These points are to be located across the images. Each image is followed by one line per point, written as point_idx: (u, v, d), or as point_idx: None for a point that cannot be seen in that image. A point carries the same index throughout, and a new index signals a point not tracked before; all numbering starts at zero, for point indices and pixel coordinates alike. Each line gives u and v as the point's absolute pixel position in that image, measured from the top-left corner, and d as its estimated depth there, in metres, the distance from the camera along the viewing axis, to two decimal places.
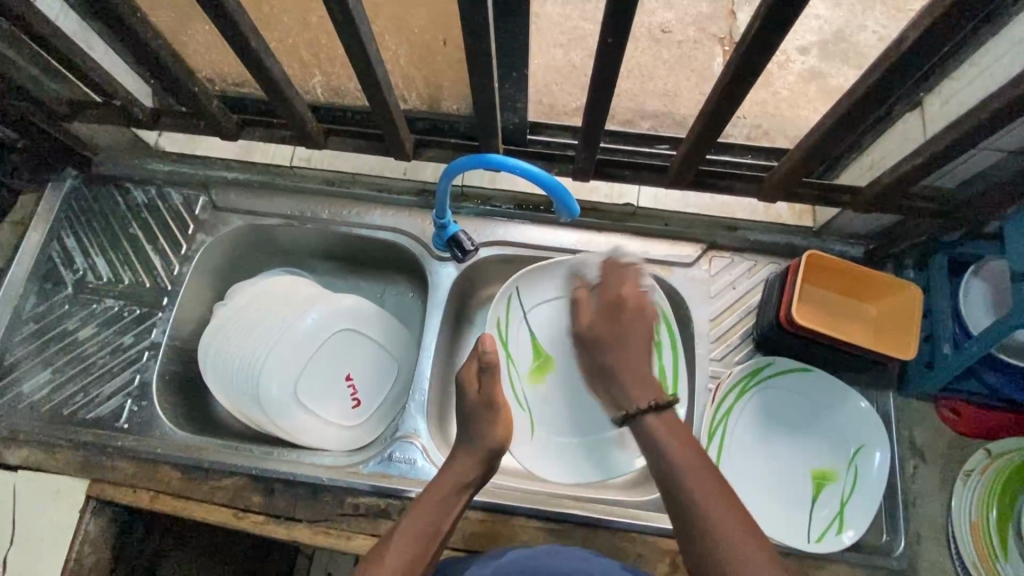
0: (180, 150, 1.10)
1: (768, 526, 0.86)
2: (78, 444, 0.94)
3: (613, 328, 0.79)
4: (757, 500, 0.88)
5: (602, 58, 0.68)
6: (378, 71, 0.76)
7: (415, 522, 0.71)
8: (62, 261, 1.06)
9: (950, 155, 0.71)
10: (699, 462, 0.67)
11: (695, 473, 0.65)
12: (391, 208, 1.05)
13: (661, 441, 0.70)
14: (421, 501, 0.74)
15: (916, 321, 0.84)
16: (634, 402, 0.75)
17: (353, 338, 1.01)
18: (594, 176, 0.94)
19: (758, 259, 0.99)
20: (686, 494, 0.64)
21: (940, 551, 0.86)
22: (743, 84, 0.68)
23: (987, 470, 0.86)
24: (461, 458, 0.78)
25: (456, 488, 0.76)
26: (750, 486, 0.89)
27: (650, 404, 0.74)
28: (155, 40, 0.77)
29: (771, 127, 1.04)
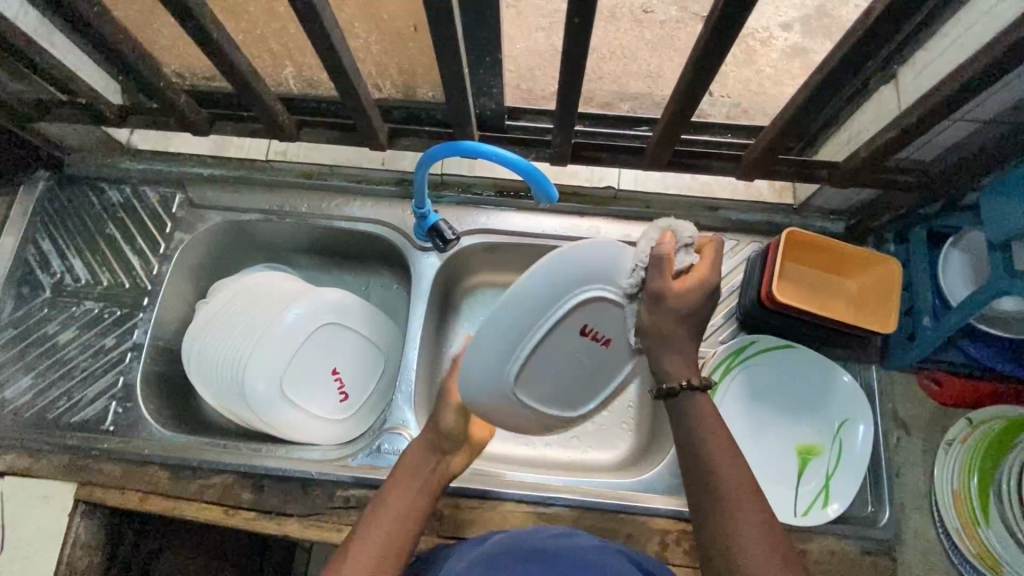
0: (153, 147, 1.08)
1: None
2: (64, 448, 0.94)
3: (695, 299, 0.63)
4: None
5: (573, 39, 0.67)
6: (347, 60, 0.75)
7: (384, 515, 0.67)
8: (39, 264, 1.04)
9: (923, 127, 0.71)
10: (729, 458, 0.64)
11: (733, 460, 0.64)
12: (370, 199, 1.04)
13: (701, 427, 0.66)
14: (390, 488, 0.71)
15: (897, 296, 0.84)
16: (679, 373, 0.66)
17: (337, 331, 1.01)
18: (572, 160, 0.94)
19: (740, 238, 0.99)
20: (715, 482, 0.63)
21: (924, 519, 0.88)
22: (715, 62, 0.68)
23: (967, 439, 0.87)
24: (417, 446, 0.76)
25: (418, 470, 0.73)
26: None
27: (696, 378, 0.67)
28: (116, 34, 0.75)
29: (752, 106, 1.04)
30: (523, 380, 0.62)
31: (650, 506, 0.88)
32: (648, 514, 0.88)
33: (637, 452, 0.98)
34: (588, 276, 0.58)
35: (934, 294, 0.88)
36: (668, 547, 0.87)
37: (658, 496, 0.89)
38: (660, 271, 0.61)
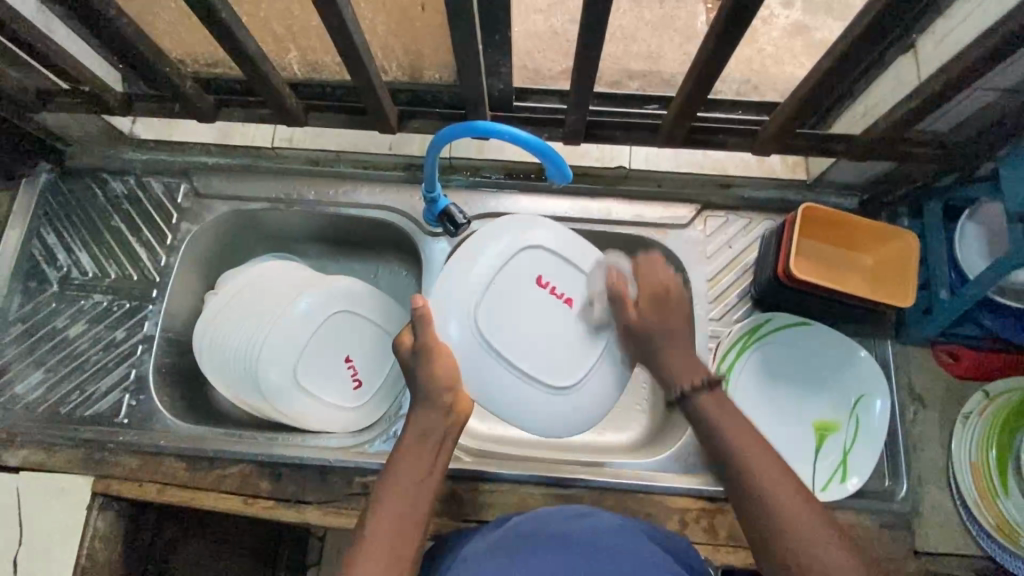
0: (156, 137, 1.07)
1: None
2: (79, 442, 0.93)
3: (656, 317, 0.77)
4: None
5: (588, 15, 0.65)
6: (356, 40, 0.73)
7: (392, 505, 0.67)
8: (44, 258, 1.03)
9: (945, 96, 0.69)
10: (757, 451, 0.66)
11: (742, 436, 0.67)
12: (379, 185, 1.03)
13: (716, 429, 0.69)
14: (392, 467, 0.70)
15: (914, 270, 0.84)
16: (680, 381, 0.73)
17: (350, 318, 1.00)
18: (585, 138, 0.93)
19: (752, 216, 0.99)
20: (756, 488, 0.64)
21: (941, 492, 0.88)
22: (734, 34, 0.66)
23: (985, 411, 0.87)
24: (422, 414, 0.73)
25: (425, 442, 0.72)
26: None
27: (701, 382, 0.72)
28: (119, 18, 0.73)
29: (760, 82, 0.99)
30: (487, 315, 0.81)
31: (669, 485, 0.88)
32: (667, 493, 0.88)
33: (653, 433, 0.98)
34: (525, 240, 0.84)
35: (950, 268, 0.88)
36: (688, 525, 0.87)
37: (676, 475, 0.90)
38: (620, 304, 0.80)
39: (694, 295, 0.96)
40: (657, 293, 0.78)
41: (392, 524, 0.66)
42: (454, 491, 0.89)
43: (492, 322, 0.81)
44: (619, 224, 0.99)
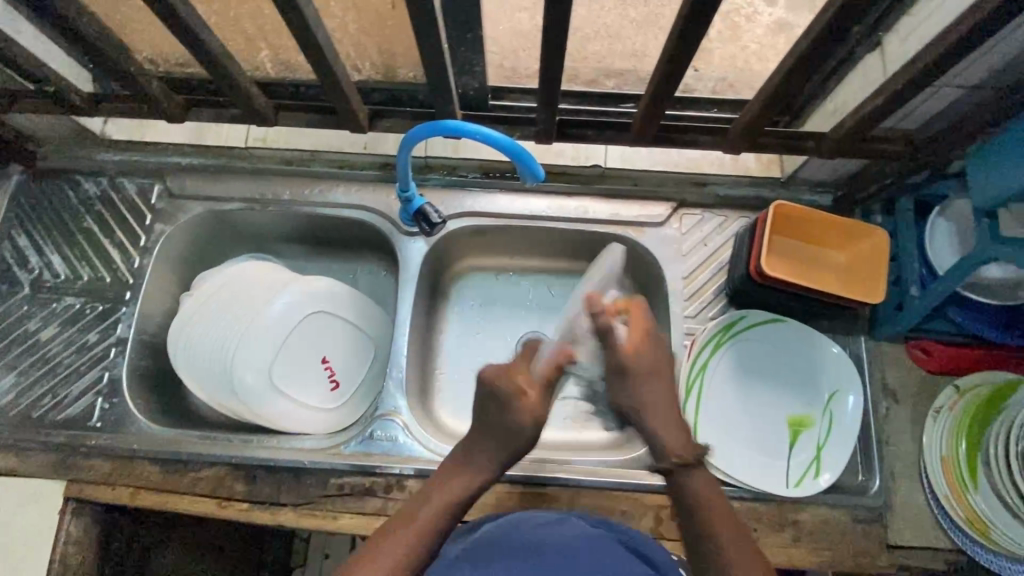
0: (128, 137, 1.05)
1: (749, 475, 0.88)
2: (51, 446, 0.93)
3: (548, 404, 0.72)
4: (740, 452, 0.89)
5: (554, 13, 0.65)
6: (324, 39, 0.73)
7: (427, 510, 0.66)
8: (16, 261, 1.02)
9: (910, 93, 0.70)
10: (739, 541, 0.61)
11: (721, 516, 0.63)
12: (354, 184, 1.02)
13: (704, 513, 0.64)
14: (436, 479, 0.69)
15: (886, 266, 0.85)
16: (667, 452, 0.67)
17: (326, 319, 1.00)
18: (557, 137, 0.93)
19: (728, 213, 0.99)
20: None
21: (913, 486, 0.89)
22: (700, 33, 0.66)
23: (956, 406, 0.87)
24: (489, 446, 0.70)
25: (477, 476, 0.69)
26: (733, 439, 0.90)
27: (681, 458, 0.66)
28: (82, 18, 0.73)
29: (738, 79, 0.98)
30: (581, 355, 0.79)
31: (646, 482, 0.88)
32: (643, 490, 0.89)
33: None
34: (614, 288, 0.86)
35: (922, 264, 0.88)
36: (663, 522, 0.88)
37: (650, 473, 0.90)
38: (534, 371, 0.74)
39: (670, 293, 0.97)
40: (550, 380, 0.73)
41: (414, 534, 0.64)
42: None
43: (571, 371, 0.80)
44: (594, 223, 0.99)
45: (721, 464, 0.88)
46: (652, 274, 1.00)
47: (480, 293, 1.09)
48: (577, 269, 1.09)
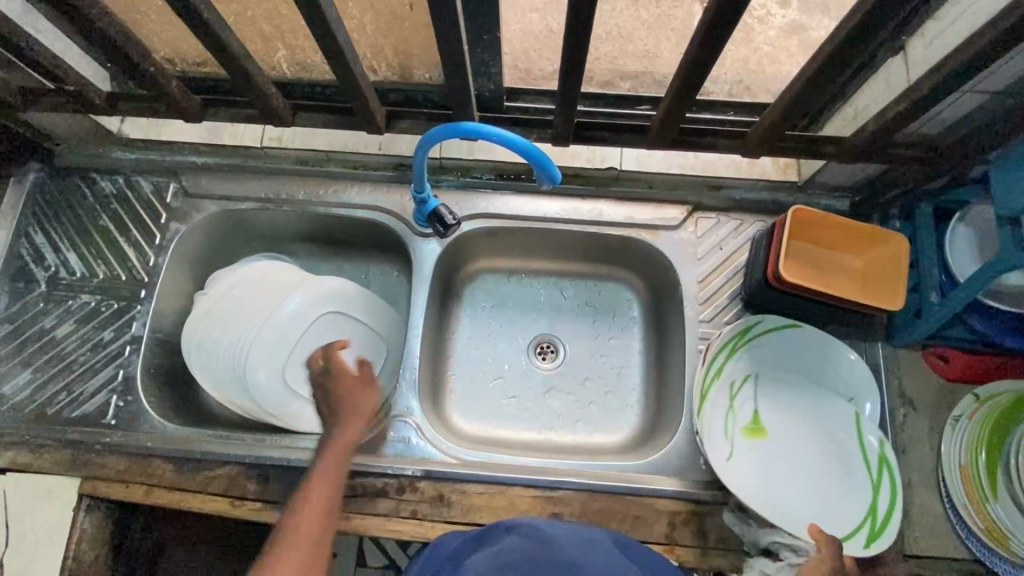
0: (144, 135, 1.06)
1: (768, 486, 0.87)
2: (66, 443, 0.93)
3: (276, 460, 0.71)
4: (791, 500, 0.85)
5: (576, 15, 0.65)
6: (343, 40, 0.73)
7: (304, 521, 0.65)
8: (32, 258, 1.03)
9: (935, 98, 0.69)
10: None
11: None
12: (369, 185, 1.02)
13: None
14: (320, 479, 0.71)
15: (903, 272, 0.84)
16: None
17: (339, 324, 1.00)
18: (572, 141, 0.92)
19: (743, 218, 0.98)
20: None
21: (930, 495, 0.88)
22: (722, 37, 0.66)
23: (975, 414, 0.86)
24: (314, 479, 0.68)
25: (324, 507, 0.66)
26: (788, 482, 0.87)
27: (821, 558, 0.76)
28: (103, 18, 0.73)
29: (753, 82, 0.98)
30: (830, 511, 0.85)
31: (659, 488, 0.88)
32: (657, 496, 0.88)
33: (643, 435, 0.99)
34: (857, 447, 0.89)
35: (940, 269, 0.87)
36: (676, 528, 0.87)
37: (662, 478, 0.89)
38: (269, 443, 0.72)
39: (684, 297, 0.96)
40: None
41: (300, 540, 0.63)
42: (442, 494, 0.89)
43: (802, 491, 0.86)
44: (609, 225, 0.99)
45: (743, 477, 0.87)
46: (667, 277, 0.99)
47: (493, 294, 1.09)
48: (589, 273, 1.08)
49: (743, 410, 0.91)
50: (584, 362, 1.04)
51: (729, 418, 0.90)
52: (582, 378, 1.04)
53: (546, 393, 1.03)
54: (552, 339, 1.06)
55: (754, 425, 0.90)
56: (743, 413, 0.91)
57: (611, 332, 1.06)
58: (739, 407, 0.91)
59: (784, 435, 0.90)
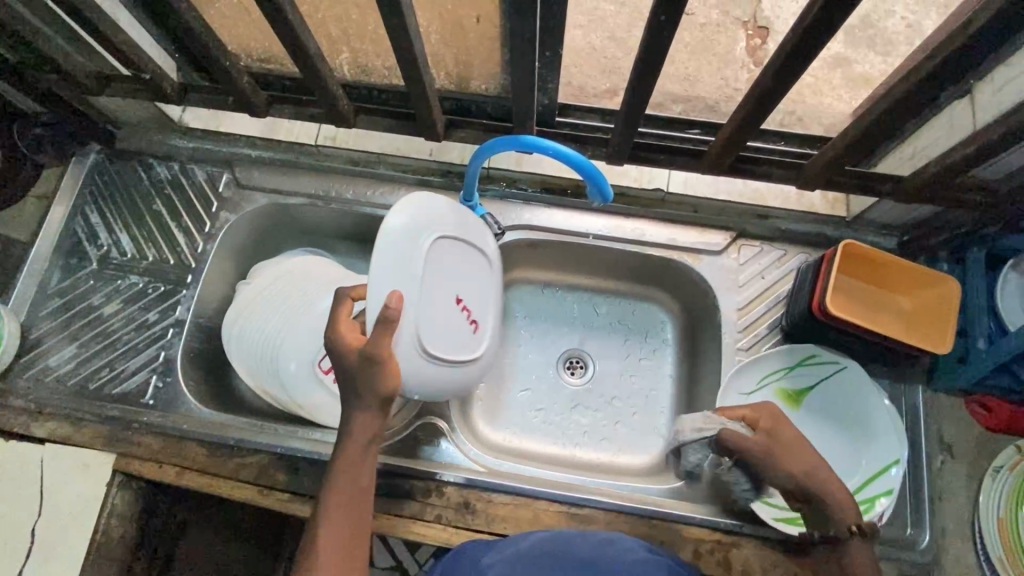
0: (203, 126, 1.09)
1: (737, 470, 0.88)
2: (106, 418, 0.95)
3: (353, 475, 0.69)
4: None
5: (649, 39, 0.66)
6: (415, 48, 0.75)
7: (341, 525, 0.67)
8: (86, 236, 1.06)
9: (1005, 143, 0.68)
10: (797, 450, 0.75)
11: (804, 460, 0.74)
12: (415, 189, 1.04)
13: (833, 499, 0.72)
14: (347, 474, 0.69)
15: (954, 317, 0.82)
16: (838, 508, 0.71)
17: (449, 244, 0.80)
18: (629, 160, 0.93)
19: (787, 248, 0.98)
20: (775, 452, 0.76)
21: (966, 545, 0.86)
22: (793, 69, 0.66)
23: (1017, 466, 0.86)
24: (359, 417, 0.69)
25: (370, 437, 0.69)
26: None
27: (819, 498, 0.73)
28: (189, 13, 0.76)
29: (804, 113, 0.98)
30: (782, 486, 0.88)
31: (687, 514, 0.87)
32: (683, 522, 0.87)
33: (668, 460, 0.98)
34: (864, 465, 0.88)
35: (989, 317, 0.86)
36: (701, 557, 0.86)
37: (685, 504, 0.89)
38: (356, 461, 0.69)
39: (722, 323, 0.96)
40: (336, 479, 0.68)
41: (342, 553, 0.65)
42: (467, 500, 0.89)
43: None
44: (651, 246, 0.99)
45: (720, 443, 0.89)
46: (706, 301, 0.99)
47: (527, 304, 1.09)
48: (624, 291, 1.08)
49: (799, 377, 0.93)
50: (612, 380, 1.04)
51: (778, 374, 0.93)
52: (611, 396, 1.03)
53: (573, 407, 1.03)
54: (583, 355, 1.06)
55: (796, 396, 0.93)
56: (795, 382, 0.93)
57: (643, 351, 1.06)
58: (797, 375, 0.93)
59: (817, 423, 0.92)
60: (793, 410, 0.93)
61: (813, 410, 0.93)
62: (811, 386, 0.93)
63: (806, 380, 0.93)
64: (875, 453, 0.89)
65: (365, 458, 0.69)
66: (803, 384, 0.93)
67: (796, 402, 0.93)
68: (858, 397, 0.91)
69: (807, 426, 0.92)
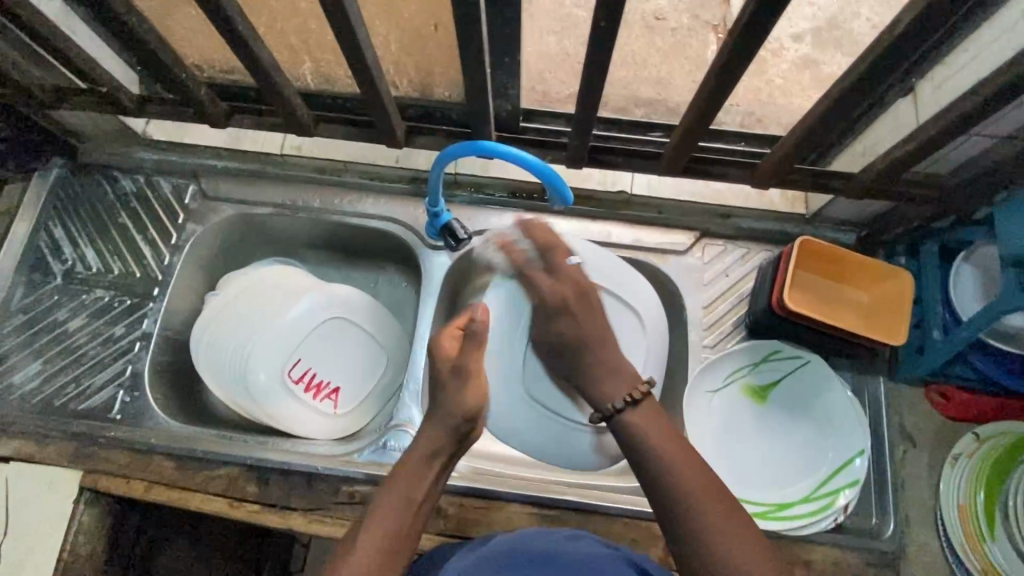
0: (168, 138, 1.08)
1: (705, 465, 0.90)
2: (71, 435, 0.94)
3: (415, 471, 0.70)
4: (725, 463, 0.91)
5: (597, 43, 0.67)
6: (370, 57, 0.75)
7: (391, 500, 0.66)
8: (50, 251, 1.04)
9: (943, 140, 0.71)
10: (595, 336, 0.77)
11: (608, 374, 0.74)
12: (383, 196, 1.04)
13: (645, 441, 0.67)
14: (397, 471, 0.70)
15: (909, 307, 0.85)
16: (608, 399, 0.72)
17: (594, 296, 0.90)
18: (587, 163, 0.95)
19: (750, 246, 1.00)
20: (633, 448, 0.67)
21: (929, 533, 0.88)
22: (738, 69, 0.68)
23: (975, 453, 0.88)
24: (429, 432, 0.73)
25: (430, 455, 0.71)
26: (741, 453, 0.92)
27: (626, 399, 0.70)
28: (140, 25, 0.76)
29: (766, 114, 1.00)
30: (752, 484, 0.90)
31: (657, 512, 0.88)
32: (651, 519, 0.88)
33: None
34: (835, 464, 0.89)
35: (944, 308, 0.88)
36: (672, 553, 0.88)
37: None
38: (422, 467, 0.70)
39: (688, 321, 0.97)
40: (416, 470, 0.70)
41: (384, 535, 0.63)
42: (439, 506, 0.89)
43: (744, 460, 0.92)
44: (618, 247, 1.00)
45: (688, 439, 0.91)
46: (672, 302, 1.00)
47: None
48: None
49: (766, 373, 0.94)
50: None
51: (745, 371, 0.95)
52: None
53: None
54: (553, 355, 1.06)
55: (764, 390, 0.94)
56: (763, 378, 0.94)
57: None
58: (765, 370, 0.94)
59: (785, 419, 0.94)
60: (762, 406, 0.94)
61: (781, 406, 0.94)
62: (778, 381, 0.94)
63: (773, 376, 0.94)
64: (845, 451, 0.90)
65: (434, 476, 0.71)
66: (771, 380, 0.94)
67: (764, 398, 0.94)
68: (828, 394, 0.92)
69: (776, 422, 0.94)
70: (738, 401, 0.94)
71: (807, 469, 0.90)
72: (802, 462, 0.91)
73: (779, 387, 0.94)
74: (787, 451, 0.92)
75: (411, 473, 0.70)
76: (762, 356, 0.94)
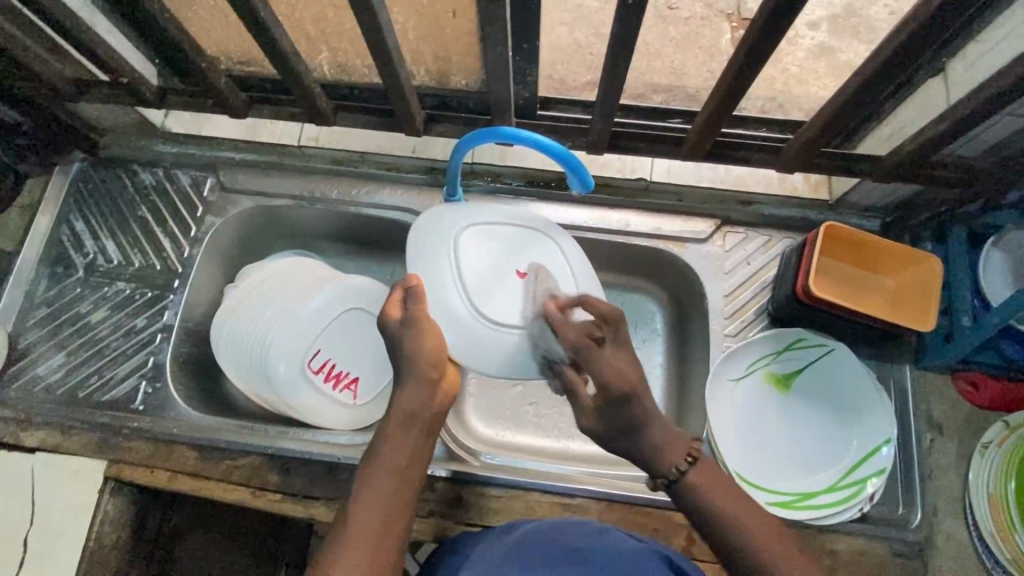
0: (186, 129, 1.09)
1: (727, 454, 0.89)
2: (95, 426, 0.95)
3: (398, 441, 0.66)
4: (747, 451, 0.90)
5: (620, 24, 0.66)
6: (389, 44, 0.75)
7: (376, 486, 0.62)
8: (72, 245, 1.05)
9: (976, 120, 0.69)
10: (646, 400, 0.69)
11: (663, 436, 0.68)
12: (400, 186, 1.04)
13: (735, 523, 0.62)
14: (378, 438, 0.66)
15: (937, 294, 0.82)
16: (667, 462, 0.67)
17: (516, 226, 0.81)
18: (608, 149, 0.94)
19: (772, 234, 0.98)
20: (723, 531, 0.62)
21: (958, 523, 0.87)
22: (764, 51, 0.67)
23: (1004, 442, 0.85)
24: (405, 393, 0.68)
25: (407, 417, 0.67)
26: (763, 443, 0.91)
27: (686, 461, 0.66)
28: (161, 14, 0.76)
29: (786, 100, 0.99)
30: (776, 475, 0.89)
31: None
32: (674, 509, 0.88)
33: None
34: (859, 454, 0.88)
35: (974, 295, 0.87)
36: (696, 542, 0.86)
37: None
38: (406, 435, 0.66)
39: (709, 310, 0.96)
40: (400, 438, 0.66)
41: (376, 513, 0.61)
42: (460, 495, 0.89)
43: (767, 450, 0.91)
44: (637, 235, 0.99)
45: (709, 427, 0.90)
46: (692, 290, 0.99)
47: None
48: (616, 282, 1.06)
49: (788, 361, 0.93)
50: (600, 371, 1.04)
51: (766, 360, 0.93)
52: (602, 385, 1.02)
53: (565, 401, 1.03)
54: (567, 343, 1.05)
55: (785, 379, 0.93)
56: (784, 367, 0.93)
57: (634, 342, 1.04)
58: (787, 359, 0.93)
59: (808, 408, 0.92)
60: (784, 395, 0.93)
61: (804, 396, 0.93)
62: (801, 369, 0.93)
63: (795, 365, 0.93)
64: (869, 440, 0.89)
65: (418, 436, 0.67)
66: (792, 369, 0.93)
67: (786, 387, 0.93)
68: (852, 383, 0.91)
69: (799, 412, 0.92)
70: (760, 391, 0.93)
71: (830, 459, 0.90)
72: (826, 453, 0.90)
73: (803, 376, 0.93)
74: (810, 440, 0.91)
75: (395, 445, 0.65)
76: (784, 344, 0.93)
